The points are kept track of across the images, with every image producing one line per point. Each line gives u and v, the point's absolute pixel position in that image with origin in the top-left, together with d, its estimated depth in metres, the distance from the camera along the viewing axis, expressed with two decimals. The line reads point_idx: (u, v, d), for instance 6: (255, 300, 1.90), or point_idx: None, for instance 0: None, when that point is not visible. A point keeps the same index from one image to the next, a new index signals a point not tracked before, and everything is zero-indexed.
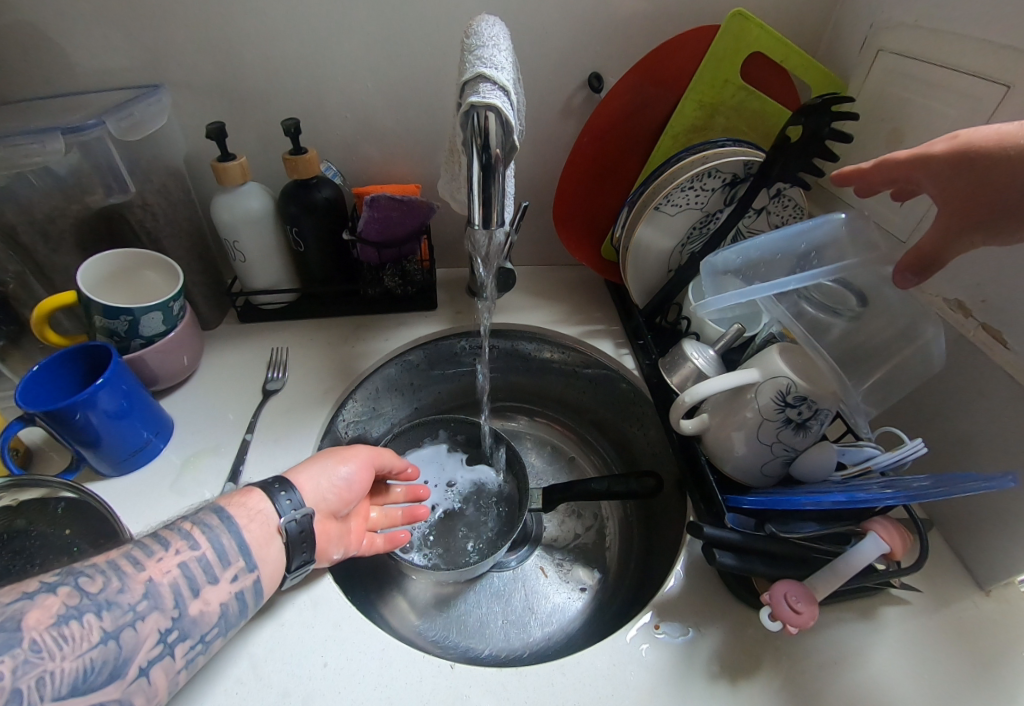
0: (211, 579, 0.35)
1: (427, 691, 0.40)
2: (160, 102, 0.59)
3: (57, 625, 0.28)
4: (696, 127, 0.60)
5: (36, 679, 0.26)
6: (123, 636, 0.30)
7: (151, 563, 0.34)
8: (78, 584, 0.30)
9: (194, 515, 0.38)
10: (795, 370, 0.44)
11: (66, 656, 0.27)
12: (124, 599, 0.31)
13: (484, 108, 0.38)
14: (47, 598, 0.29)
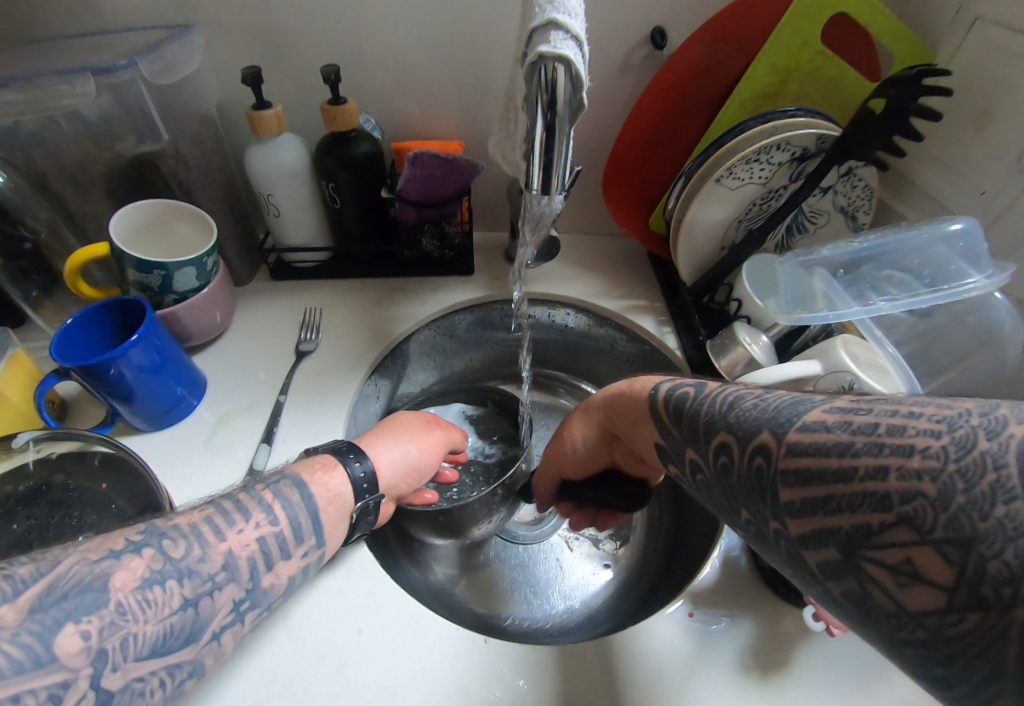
0: (284, 554, 0.35)
1: (463, 663, 0.40)
2: (191, 44, 0.55)
3: (142, 588, 0.27)
4: (765, 94, 0.55)
5: (121, 640, 0.26)
6: (201, 604, 0.29)
7: (232, 533, 0.33)
8: (163, 547, 0.29)
9: (274, 483, 0.37)
10: (861, 365, 0.42)
11: (149, 619, 0.27)
12: (206, 568, 0.30)
13: (553, 59, 0.34)
14: (133, 559, 0.28)
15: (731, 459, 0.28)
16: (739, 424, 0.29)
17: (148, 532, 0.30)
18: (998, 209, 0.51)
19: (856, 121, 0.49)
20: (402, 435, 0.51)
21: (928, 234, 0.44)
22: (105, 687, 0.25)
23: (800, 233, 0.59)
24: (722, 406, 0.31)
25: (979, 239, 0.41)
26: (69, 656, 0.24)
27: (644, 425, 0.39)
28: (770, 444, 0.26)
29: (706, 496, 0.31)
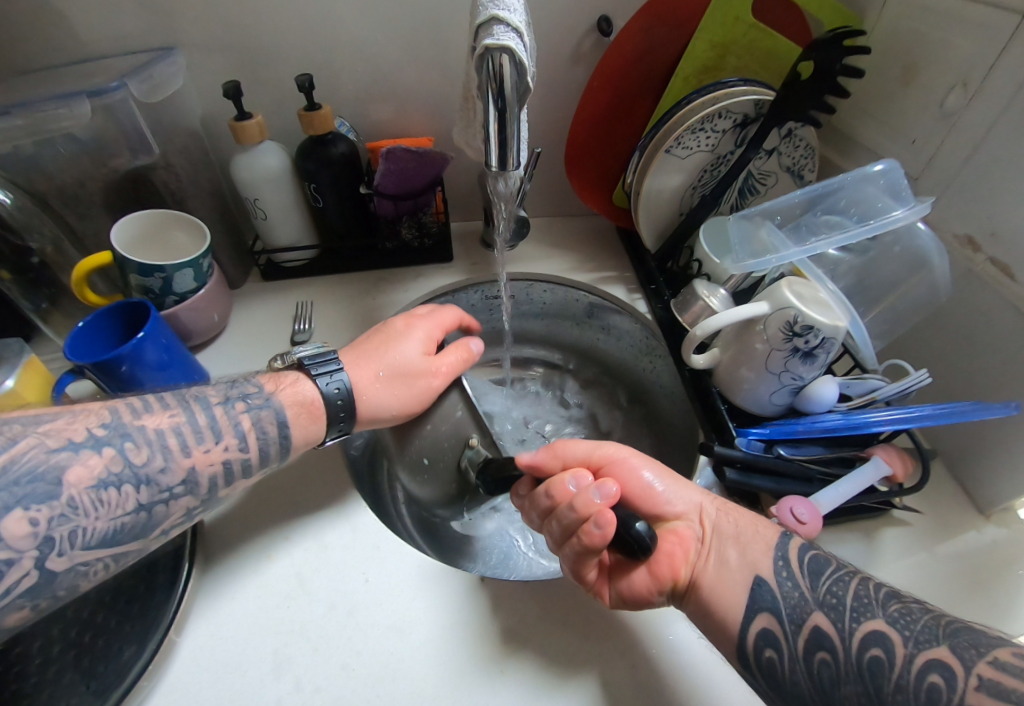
0: (243, 472, 0.41)
1: (463, 602, 0.44)
2: (174, 63, 0.59)
3: (96, 488, 0.33)
4: (707, 68, 0.60)
5: (68, 531, 0.31)
6: (153, 509, 0.35)
7: (198, 451, 0.38)
8: (124, 452, 0.34)
9: (256, 411, 0.42)
10: (803, 300, 0.45)
11: (99, 516, 0.32)
12: (164, 480, 0.36)
13: (499, 51, 0.39)
14: (92, 457, 0.33)
15: (886, 656, 0.31)
16: (900, 624, 0.32)
17: (113, 429, 0.35)
18: (927, 156, 0.55)
19: (787, 85, 0.53)
20: (395, 381, 0.50)
21: (855, 177, 0.48)
22: (51, 566, 0.31)
23: (752, 194, 0.64)
24: (873, 593, 0.34)
25: (899, 176, 0.45)
26: (15, 537, 0.29)
27: (755, 550, 0.38)
28: (951, 664, 0.29)
29: (822, 687, 0.32)
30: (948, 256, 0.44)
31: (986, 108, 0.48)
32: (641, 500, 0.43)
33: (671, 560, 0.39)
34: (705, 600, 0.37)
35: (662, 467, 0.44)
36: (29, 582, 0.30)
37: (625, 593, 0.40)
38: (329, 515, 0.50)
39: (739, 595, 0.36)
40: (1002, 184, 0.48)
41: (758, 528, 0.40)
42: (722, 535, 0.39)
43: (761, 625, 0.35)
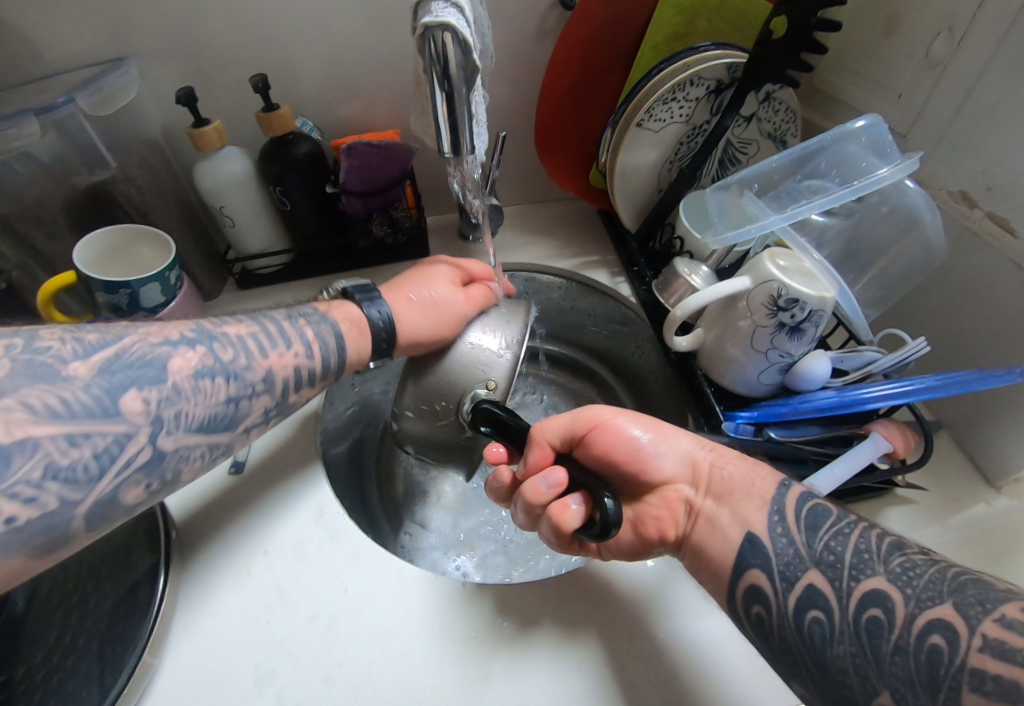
0: (309, 380, 0.43)
1: (448, 610, 0.42)
2: (126, 74, 0.57)
3: (194, 377, 0.35)
4: (676, 35, 0.57)
5: (175, 412, 0.33)
6: (241, 404, 0.38)
7: (274, 353, 0.40)
8: (213, 347, 0.37)
9: (315, 320, 0.44)
10: (787, 272, 0.42)
11: (198, 402, 0.35)
12: (248, 376, 0.38)
13: (439, 29, 0.36)
14: (188, 351, 0.35)
15: (885, 616, 0.29)
16: (901, 582, 0.30)
17: (200, 334, 0.37)
18: (915, 110, 0.51)
19: (759, 45, 0.49)
20: (427, 308, 0.48)
21: (836, 135, 0.44)
22: (161, 444, 0.32)
23: (733, 165, 0.61)
24: (874, 546, 0.32)
25: (883, 131, 0.42)
26: (132, 413, 0.31)
27: (747, 507, 0.38)
28: (954, 625, 0.26)
29: (812, 646, 0.31)
30: (940, 213, 0.41)
31: (976, 52, 0.45)
32: (628, 460, 0.44)
33: (658, 524, 0.41)
34: (696, 553, 0.39)
35: (652, 423, 0.45)
36: (145, 457, 0.31)
37: (612, 549, 0.44)
38: (305, 522, 0.48)
39: (729, 550, 0.37)
40: (997, 134, 0.44)
41: (754, 482, 0.39)
42: (712, 492, 0.40)
43: (750, 581, 0.35)
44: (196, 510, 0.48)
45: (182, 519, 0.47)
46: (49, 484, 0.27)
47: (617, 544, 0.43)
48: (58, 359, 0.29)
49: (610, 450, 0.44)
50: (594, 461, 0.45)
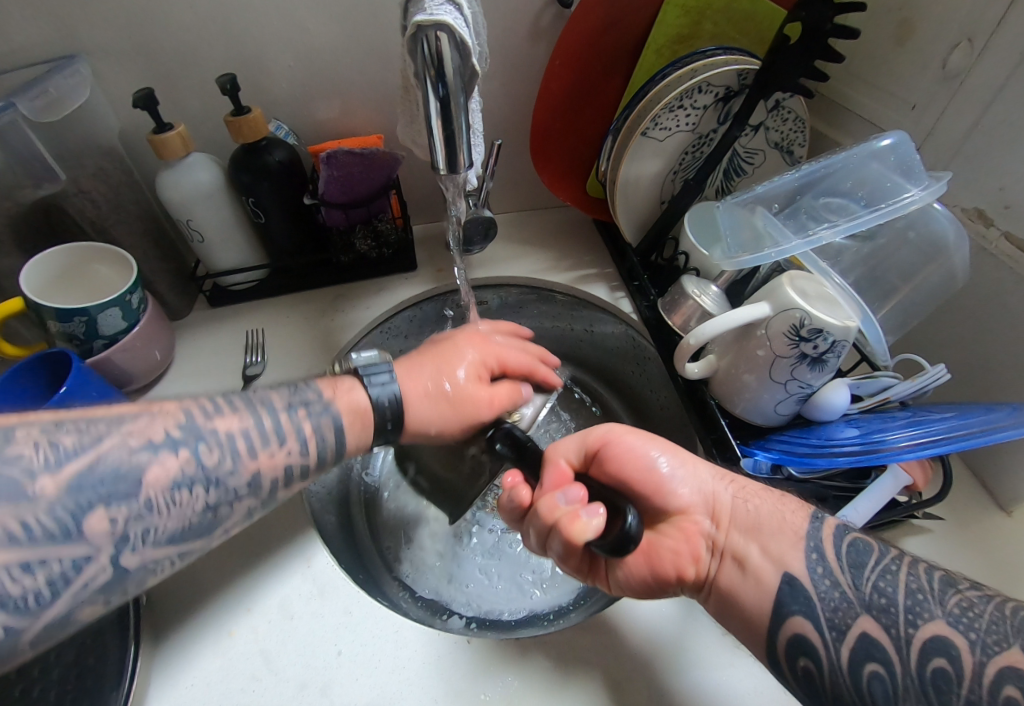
0: (302, 474, 0.35)
1: (454, 671, 0.39)
2: (76, 74, 0.51)
3: (171, 489, 0.27)
4: (681, 37, 0.53)
5: (143, 529, 0.26)
6: (217, 512, 0.30)
7: (263, 452, 0.32)
8: (198, 451, 0.29)
9: (316, 414, 0.36)
10: (809, 300, 0.39)
11: (171, 515, 0.27)
12: (232, 482, 0.30)
13: (434, 28, 0.32)
14: (169, 456, 0.27)
15: (952, 666, 0.27)
16: (963, 625, 0.28)
17: (188, 429, 0.29)
18: (928, 122, 0.49)
19: (773, 51, 0.46)
20: (441, 400, 0.45)
21: (860, 153, 0.42)
22: (125, 563, 0.25)
23: (738, 175, 0.58)
24: (926, 584, 0.31)
25: (911, 150, 0.40)
26: (94, 532, 0.24)
27: (781, 543, 0.35)
28: None
29: (870, 703, 0.29)
30: (966, 237, 0.40)
31: (996, 64, 0.42)
32: (643, 481, 0.41)
33: (678, 560, 0.37)
34: (724, 595, 0.36)
35: (669, 445, 0.42)
36: (103, 579, 0.25)
37: (625, 586, 0.39)
38: (291, 575, 0.44)
39: (765, 596, 0.34)
40: (1017, 150, 0.42)
41: (784, 516, 0.37)
42: (736, 525, 0.37)
43: (793, 630, 0.32)
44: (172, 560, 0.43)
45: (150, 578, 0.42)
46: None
47: (628, 579, 0.39)
48: (24, 472, 0.22)
49: (626, 468, 0.41)
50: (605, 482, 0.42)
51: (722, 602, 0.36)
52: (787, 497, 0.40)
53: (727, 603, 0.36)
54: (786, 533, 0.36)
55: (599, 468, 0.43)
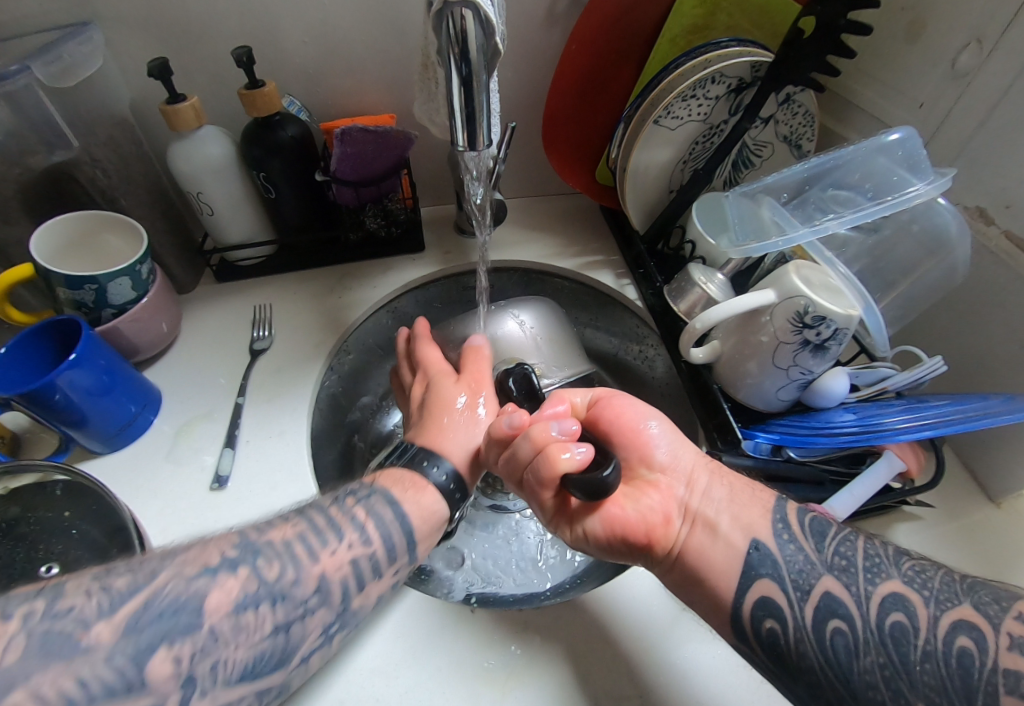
0: (375, 574, 0.34)
1: (454, 638, 0.40)
2: (90, 41, 0.51)
3: (235, 611, 0.27)
4: (696, 27, 0.54)
5: (211, 665, 0.25)
6: (291, 628, 0.29)
7: (325, 553, 0.32)
8: (258, 566, 0.29)
9: (366, 498, 0.36)
10: (813, 288, 0.40)
11: (239, 642, 0.26)
12: (299, 592, 0.29)
13: (460, 5, 0.32)
14: (227, 579, 0.28)
15: (909, 621, 0.30)
16: (917, 584, 0.32)
17: (242, 547, 0.30)
18: (935, 120, 0.50)
19: (786, 44, 0.47)
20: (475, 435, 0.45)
21: (868, 147, 0.43)
22: None
23: (746, 167, 0.59)
24: (884, 553, 0.35)
25: (918, 145, 0.41)
26: (159, 680, 0.23)
27: (752, 514, 0.38)
28: (977, 624, 0.29)
29: (837, 663, 0.31)
30: (969, 232, 0.41)
31: (1003, 67, 0.43)
32: (632, 439, 0.43)
33: (651, 516, 0.38)
34: (691, 556, 0.37)
35: (664, 415, 0.44)
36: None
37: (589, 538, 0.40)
38: None
39: (733, 557, 0.36)
40: (1021, 149, 0.43)
41: (758, 493, 0.40)
42: (709, 497, 0.39)
43: (760, 592, 0.34)
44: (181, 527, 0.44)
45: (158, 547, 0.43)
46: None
47: (596, 531, 0.40)
48: (77, 623, 0.22)
49: (619, 420, 0.43)
50: (595, 431, 0.44)
51: (685, 561, 0.37)
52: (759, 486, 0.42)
53: (690, 563, 0.37)
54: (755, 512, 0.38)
55: (593, 417, 0.45)
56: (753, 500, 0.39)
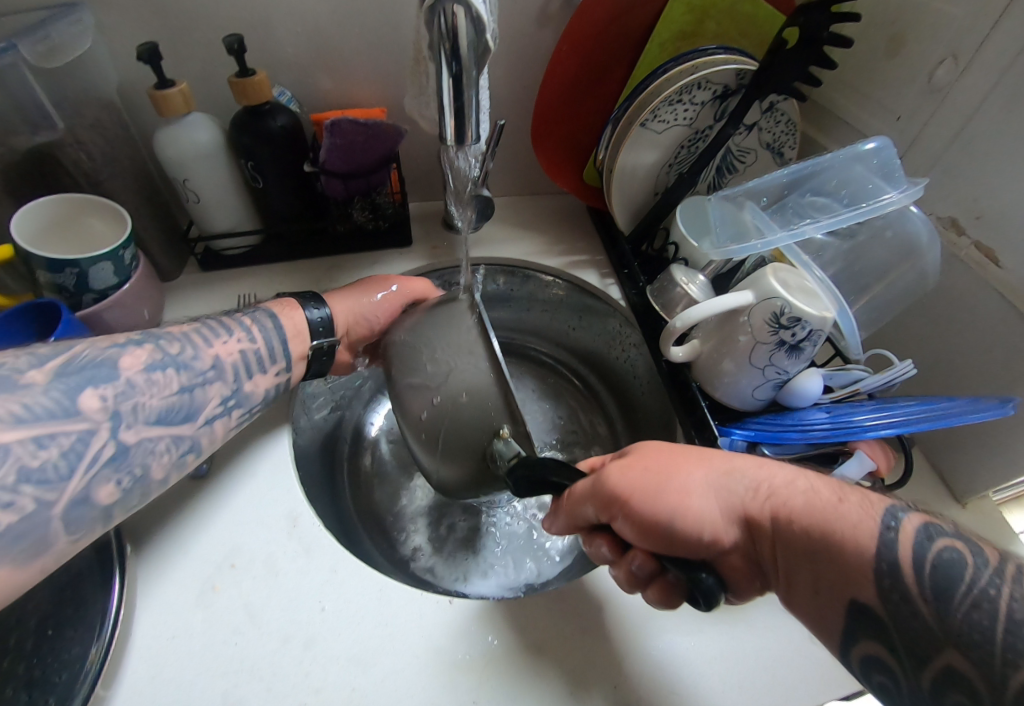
0: (261, 367, 0.43)
1: (430, 627, 0.40)
2: (79, 23, 0.50)
3: (146, 370, 0.34)
4: (684, 34, 0.55)
5: (132, 405, 0.32)
6: (194, 392, 0.37)
7: (217, 343, 0.40)
8: (161, 344, 0.37)
9: (251, 315, 0.45)
10: (789, 290, 0.42)
11: (154, 394, 0.34)
12: (196, 365, 0.38)
13: (451, 2, 0.32)
14: (136, 349, 0.35)
15: None
16: None
17: (144, 336, 0.37)
18: (912, 134, 0.52)
19: (771, 53, 0.48)
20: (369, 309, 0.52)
21: (846, 156, 0.45)
22: (123, 438, 0.32)
23: (730, 173, 0.60)
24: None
25: (893, 155, 0.43)
26: (90, 409, 0.30)
27: (837, 569, 0.28)
28: None
29: None
30: (938, 240, 0.43)
31: (977, 84, 0.45)
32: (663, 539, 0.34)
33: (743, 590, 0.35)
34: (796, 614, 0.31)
35: (679, 484, 0.34)
36: (111, 451, 0.31)
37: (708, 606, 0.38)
38: (276, 534, 0.44)
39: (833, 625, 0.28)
40: (992, 165, 0.45)
41: (840, 533, 0.28)
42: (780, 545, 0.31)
43: (862, 650, 0.27)
44: (159, 513, 0.44)
45: (132, 536, 0.42)
46: (24, 487, 0.26)
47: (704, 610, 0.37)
48: (13, 370, 0.29)
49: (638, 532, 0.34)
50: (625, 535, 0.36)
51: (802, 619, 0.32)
52: (849, 499, 0.30)
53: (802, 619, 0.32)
54: (844, 561, 0.27)
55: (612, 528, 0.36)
56: (836, 537, 0.28)
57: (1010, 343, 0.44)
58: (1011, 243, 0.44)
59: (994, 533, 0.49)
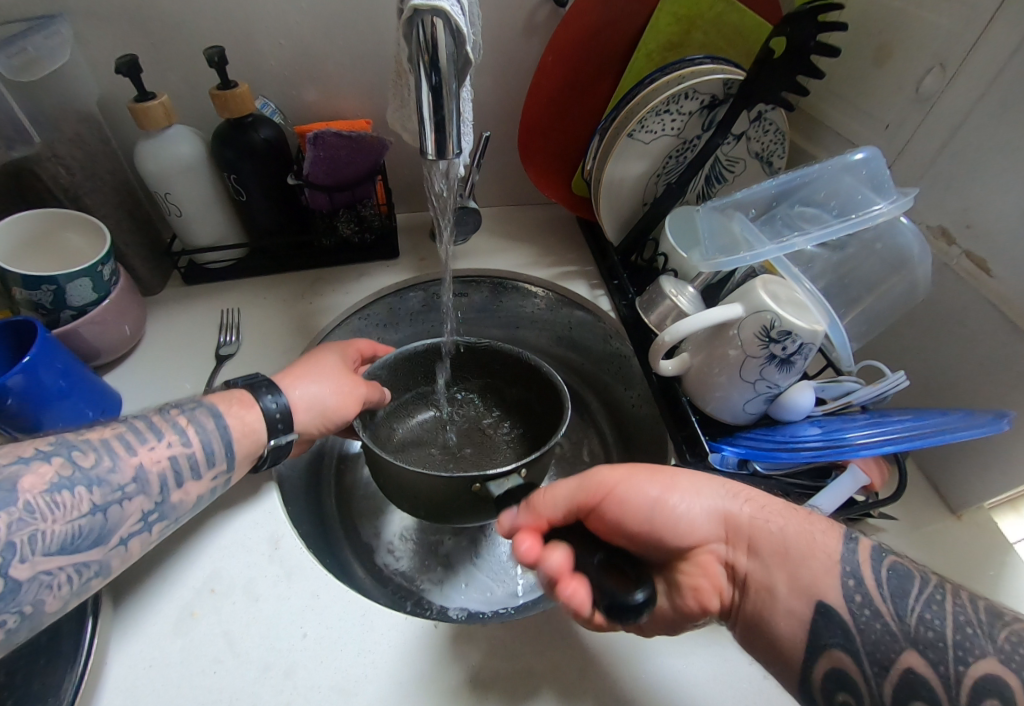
0: (195, 473, 0.35)
1: (414, 652, 0.39)
2: (58, 35, 0.50)
3: (49, 491, 0.27)
4: (671, 44, 0.55)
5: (29, 535, 0.26)
6: (110, 511, 0.30)
7: (143, 449, 0.33)
8: (71, 456, 0.30)
9: (189, 409, 0.37)
10: (780, 303, 0.41)
11: (58, 519, 0.27)
12: (115, 478, 0.31)
13: (429, 13, 0.32)
14: (42, 465, 0.28)
15: None
16: None
17: (58, 440, 0.30)
18: (900, 143, 0.52)
19: (758, 62, 0.48)
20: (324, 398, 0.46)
21: (836, 165, 0.44)
22: (13, 575, 0.25)
23: (720, 182, 0.60)
24: None
25: (881, 165, 0.42)
26: None
27: (811, 570, 0.31)
28: None
29: None
30: (929, 252, 0.42)
31: (964, 93, 0.45)
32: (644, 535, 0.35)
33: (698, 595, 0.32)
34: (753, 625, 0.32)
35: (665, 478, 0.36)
36: None
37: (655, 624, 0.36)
38: (257, 557, 0.43)
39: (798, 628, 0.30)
40: (980, 174, 0.45)
41: (813, 538, 0.32)
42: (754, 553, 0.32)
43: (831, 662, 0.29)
44: None
45: None
46: None
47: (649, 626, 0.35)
48: None
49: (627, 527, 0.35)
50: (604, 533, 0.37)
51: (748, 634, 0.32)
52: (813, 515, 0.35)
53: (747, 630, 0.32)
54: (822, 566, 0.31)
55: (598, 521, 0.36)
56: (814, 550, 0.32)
57: (1003, 354, 0.43)
58: (1003, 253, 0.43)
59: (991, 546, 0.48)
